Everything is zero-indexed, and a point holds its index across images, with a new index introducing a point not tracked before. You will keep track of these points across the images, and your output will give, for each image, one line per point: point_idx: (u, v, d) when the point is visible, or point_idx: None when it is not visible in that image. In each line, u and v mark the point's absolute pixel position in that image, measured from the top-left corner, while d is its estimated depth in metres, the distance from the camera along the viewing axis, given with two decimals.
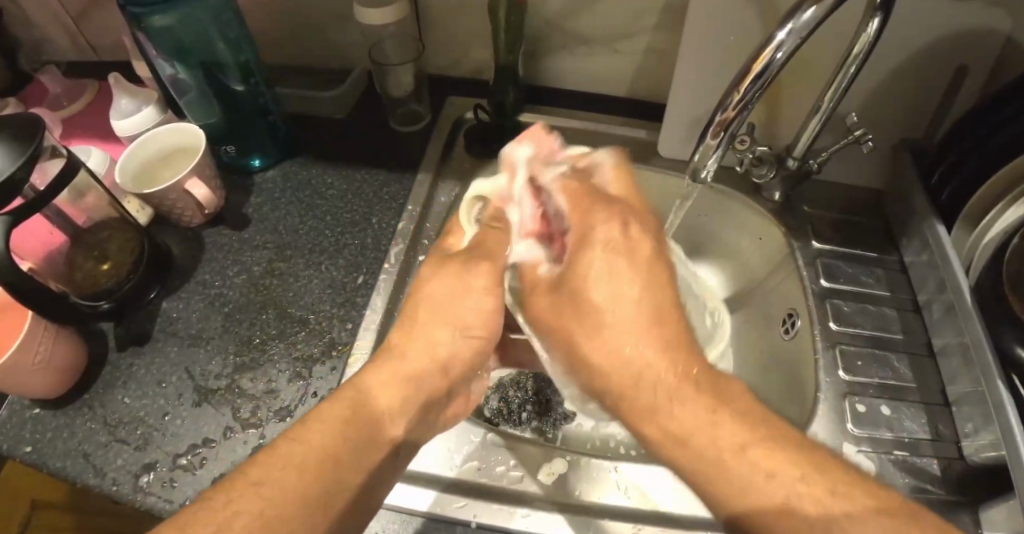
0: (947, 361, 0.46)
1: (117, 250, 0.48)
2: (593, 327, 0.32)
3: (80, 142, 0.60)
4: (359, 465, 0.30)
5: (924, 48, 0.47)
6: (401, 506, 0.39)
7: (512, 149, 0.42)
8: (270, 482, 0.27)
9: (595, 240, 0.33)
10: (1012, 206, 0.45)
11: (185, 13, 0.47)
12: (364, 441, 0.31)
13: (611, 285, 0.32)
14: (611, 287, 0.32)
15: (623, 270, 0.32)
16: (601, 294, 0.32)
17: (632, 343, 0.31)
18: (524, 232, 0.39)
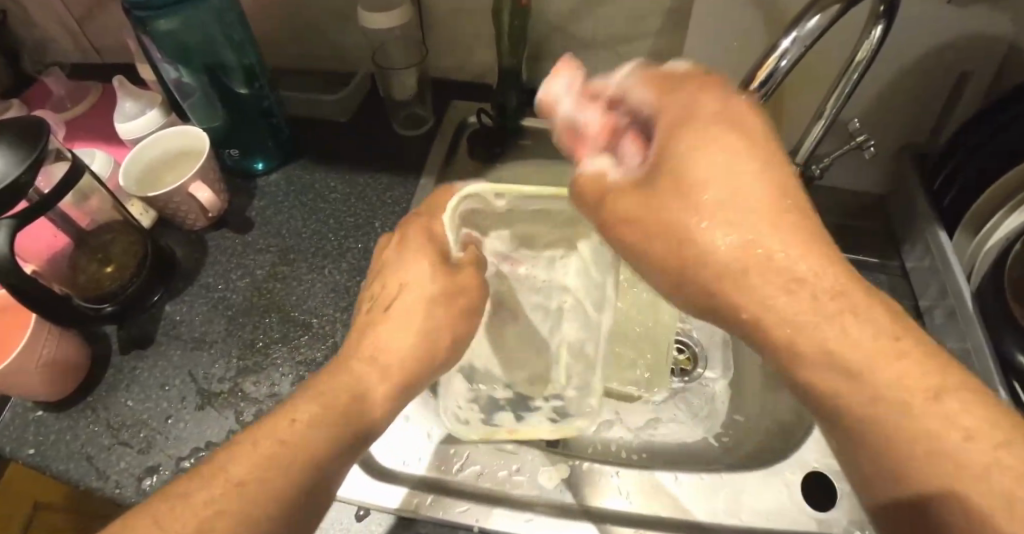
0: None
1: (120, 252, 0.49)
2: (699, 220, 0.25)
3: (83, 144, 0.60)
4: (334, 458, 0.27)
5: (927, 54, 0.47)
6: (393, 507, 0.39)
7: (552, 75, 0.35)
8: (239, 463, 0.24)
9: (701, 114, 0.27)
10: (1013, 213, 0.45)
11: (189, 16, 0.47)
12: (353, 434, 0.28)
13: (722, 161, 0.25)
14: (722, 163, 0.25)
15: (738, 144, 0.25)
16: (713, 175, 0.25)
17: (727, 224, 0.25)
18: (593, 140, 0.32)
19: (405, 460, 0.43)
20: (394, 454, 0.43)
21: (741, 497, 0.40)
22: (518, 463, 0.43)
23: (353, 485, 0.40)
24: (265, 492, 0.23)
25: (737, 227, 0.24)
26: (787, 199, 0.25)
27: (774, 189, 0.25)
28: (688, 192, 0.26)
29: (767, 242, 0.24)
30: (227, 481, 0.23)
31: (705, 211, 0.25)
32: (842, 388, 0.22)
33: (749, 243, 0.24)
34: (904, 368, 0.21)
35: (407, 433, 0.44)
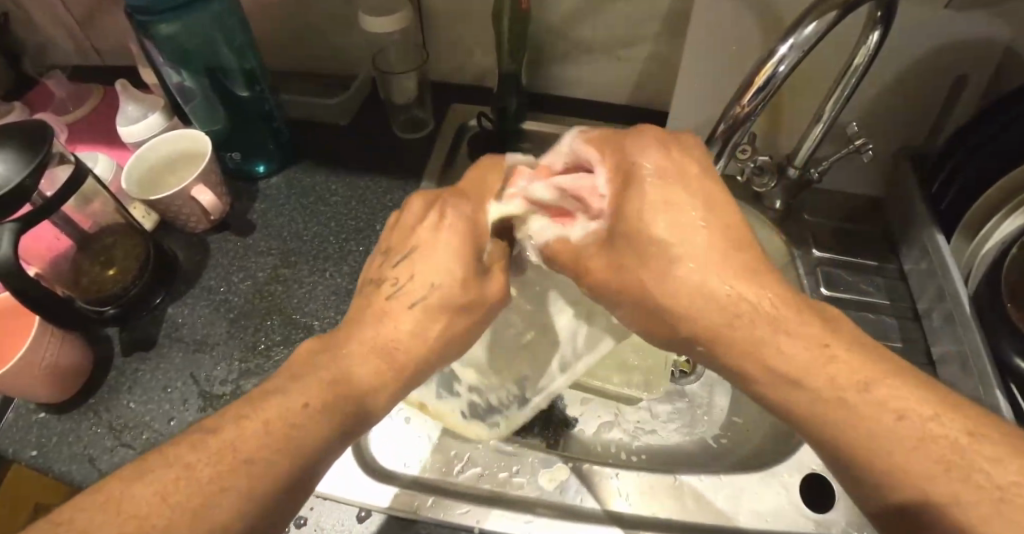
0: (947, 370, 0.47)
1: (122, 255, 0.49)
2: (662, 266, 0.31)
3: (84, 146, 0.61)
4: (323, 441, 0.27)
5: (924, 58, 0.48)
6: (384, 505, 0.40)
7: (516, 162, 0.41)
8: (232, 438, 0.25)
9: (643, 175, 0.32)
10: (1011, 216, 0.46)
11: (190, 20, 0.48)
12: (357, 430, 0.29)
13: (672, 219, 0.31)
14: (673, 215, 0.31)
15: (680, 198, 0.31)
16: (664, 228, 0.31)
17: (689, 270, 0.31)
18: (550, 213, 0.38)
19: (401, 460, 0.43)
20: (396, 456, 0.43)
21: (740, 498, 0.41)
22: (518, 465, 0.43)
23: (355, 487, 0.40)
24: (258, 476, 0.24)
25: (693, 264, 0.30)
26: (733, 236, 0.31)
27: (721, 228, 0.31)
28: (646, 244, 0.32)
29: (714, 282, 0.30)
30: (227, 462, 0.24)
31: (665, 258, 0.31)
32: (809, 412, 0.26)
33: (702, 279, 0.30)
34: (838, 375, 0.26)
35: (409, 435, 0.45)
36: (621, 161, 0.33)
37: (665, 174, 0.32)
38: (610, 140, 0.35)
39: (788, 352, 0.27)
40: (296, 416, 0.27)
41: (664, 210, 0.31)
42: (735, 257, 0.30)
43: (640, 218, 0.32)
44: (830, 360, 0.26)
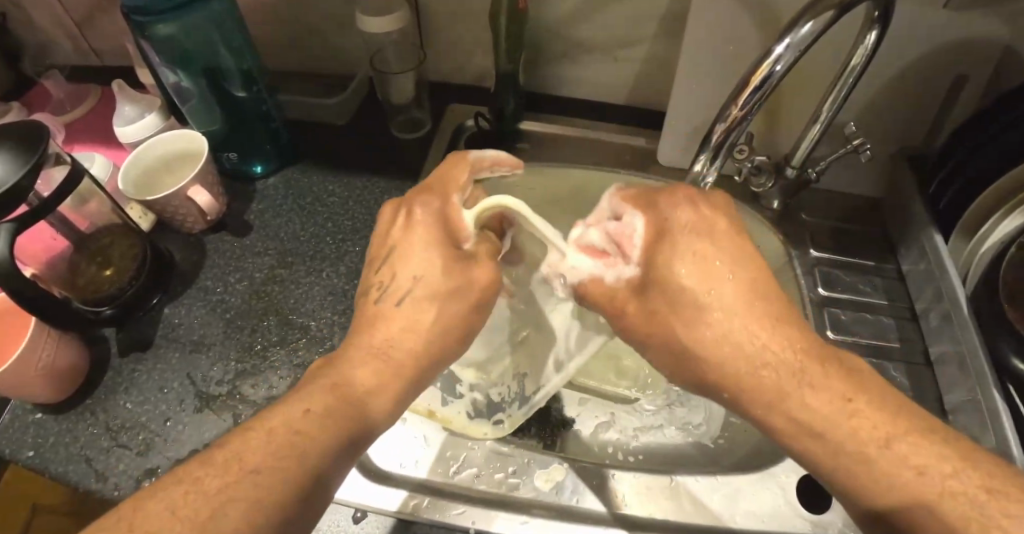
0: (944, 370, 0.47)
1: (119, 256, 0.49)
2: (693, 314, 0.32)
3: (82, 146, 0.61)
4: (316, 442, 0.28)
5: (922, 58, 0.48)
6: (393, 509, 0.40)
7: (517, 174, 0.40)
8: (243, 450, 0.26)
9: (674, 227, 0.34)
10: (1010, 215, 0.46)
11: (187, 21, 0.48)
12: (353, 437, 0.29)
13: (701, 270, 0.32)
14: (701, 265, 0.32)
15: (711, 252, 0.33)
16: (691, 278, 0.32)
17: (723, 322, 0.32)
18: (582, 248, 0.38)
19: (395, 459, 0.43)
20: (391, 456, 0.43)
21: (737, 499, 0.41)
22: (514, 466, 0.43)
23: (350, 487, 0.40)
24: (267, 485, 0.25)
25: (720, 315, 0.32)
26: (759, 291, 0.32)
27: (750, 280, 0.32)
28: (675, 293, 0.33)
29: (742, 334, 0.31)
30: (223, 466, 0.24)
31: (696, 307, 0.32)
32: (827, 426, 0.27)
33: (731, 331, 0.31)
34: (860, 428, 0.26)
35: (404, 435, 0.44)
36: (652, 214, 0.35)
37: (696, 230, 0.33)
38: (644, 194, 0.36)
39: (812, 403, 0.28)
40: (308, 430, 0.27)
41: (695, 265, 0.32)
42: (761, 309, 0.31)
43: (671, 271, 0.33)
44: (852, 413, 0.27)
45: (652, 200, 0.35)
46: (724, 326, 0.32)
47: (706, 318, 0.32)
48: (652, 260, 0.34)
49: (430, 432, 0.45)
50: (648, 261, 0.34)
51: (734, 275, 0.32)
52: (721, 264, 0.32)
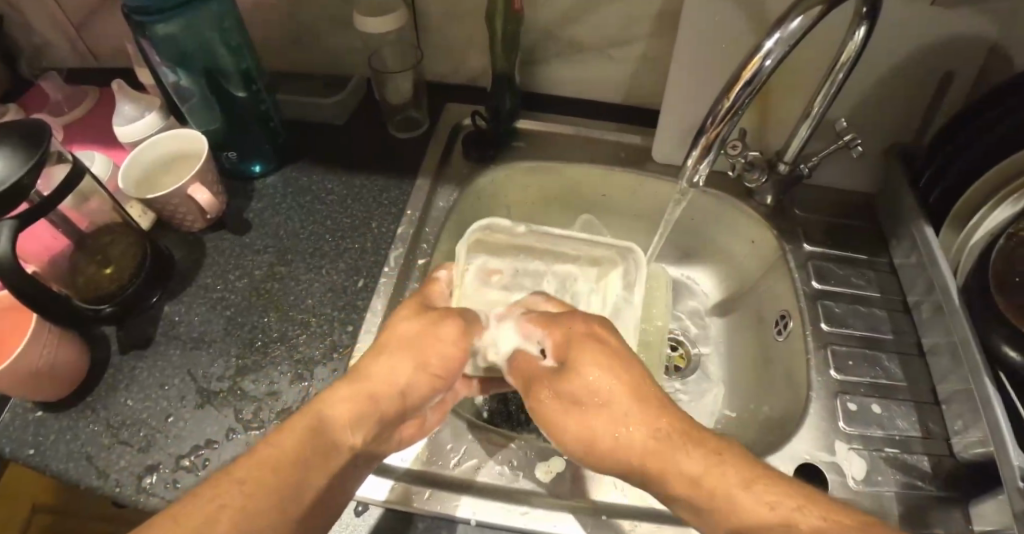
0: (937, 360, 0.48)
1: (119, 255, 0.49)
2: (585, 399, 0.37)
3: (81, 147, 0.61)
4: (311, 476, 0.31)
5: (908, 55, 0.49)
6: (381, 499, 0.40)
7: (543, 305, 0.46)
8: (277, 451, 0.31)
9: (576, 335, 0.40)
10: (1002, 204, 0.46)
11: (186, 21, 0.48)
12: (320, 452, 0.32)
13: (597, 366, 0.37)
14: (599, 371, 0.37)
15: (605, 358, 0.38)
16: (593, 379, 0.37)
17: (630, 412, 0.35)
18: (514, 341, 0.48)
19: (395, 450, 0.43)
20: (400, 451, 0.43)
21: None
22: (515, 459, 0.43)
23: (369, 485, 0.40)
24: (236, 507, 0.28)
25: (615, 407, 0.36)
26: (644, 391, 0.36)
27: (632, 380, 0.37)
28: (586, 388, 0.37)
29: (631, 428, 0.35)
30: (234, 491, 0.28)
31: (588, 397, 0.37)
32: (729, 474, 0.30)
33: (608, 398, 0.36)
34: (728, 478, 0.30)
35: None
36: (565, 321, 0.41)
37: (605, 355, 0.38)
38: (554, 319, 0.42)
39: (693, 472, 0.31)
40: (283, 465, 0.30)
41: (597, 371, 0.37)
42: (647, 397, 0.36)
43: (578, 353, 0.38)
44: (721, 465, 0.31)
45: (568, 316, 0.42)
46: (611, 415, 0.36)
47: (596, 402, 0.37)
48: (565, 341, 0.40)
49: (431, 426, 0.45)
50: (561, 344, 0.40)
51: (625, 374, 0.37)
52: (599, 374, 0.37)
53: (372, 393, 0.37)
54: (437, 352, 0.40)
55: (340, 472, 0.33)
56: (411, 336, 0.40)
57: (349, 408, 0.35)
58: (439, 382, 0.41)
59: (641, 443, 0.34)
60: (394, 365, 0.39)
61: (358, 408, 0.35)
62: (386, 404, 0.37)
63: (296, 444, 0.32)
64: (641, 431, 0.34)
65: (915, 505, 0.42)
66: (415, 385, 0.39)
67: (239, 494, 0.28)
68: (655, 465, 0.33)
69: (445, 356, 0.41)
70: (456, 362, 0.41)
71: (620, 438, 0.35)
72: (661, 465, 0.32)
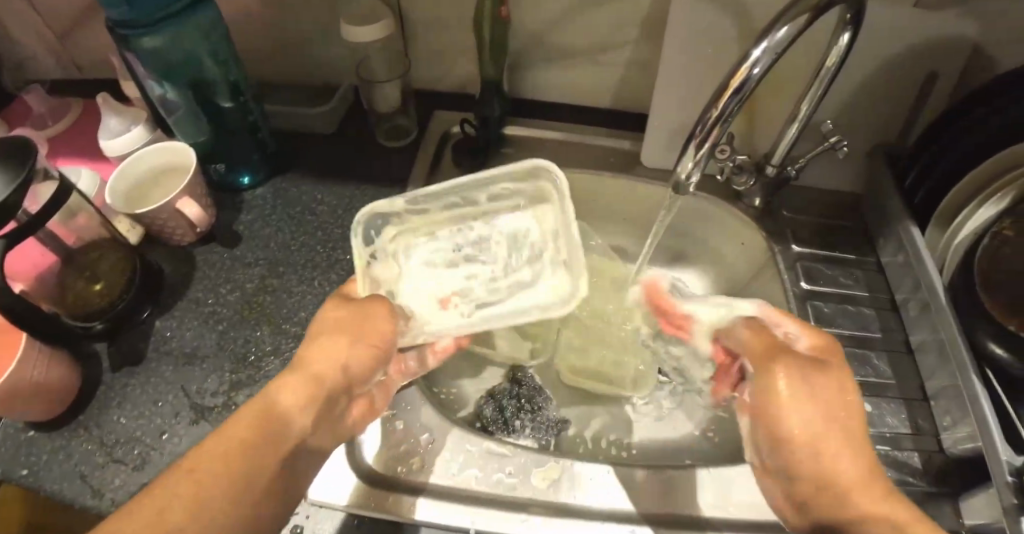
0: (925, 358, 0.49)
1: (108, 271, 0.49)
2: (773, 408, 0.34)
3: (66, 160, 0.60)
4: (258, 470, 0.30)
5: (891, 57, 0.49)
6: (343, 504, 0.40)
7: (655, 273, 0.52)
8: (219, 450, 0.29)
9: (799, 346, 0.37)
10: (985, 204, 0.47)
11: (173, 34, 0.47)
12: (269, 444, 0.31)
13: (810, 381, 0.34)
14: (825, 389, 0.34)
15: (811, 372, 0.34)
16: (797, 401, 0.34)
17: (804, 425, 0.33)
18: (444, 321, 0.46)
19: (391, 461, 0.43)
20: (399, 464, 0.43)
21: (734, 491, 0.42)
22: (513, 467, 0.43)
23: (336, 490, 0.41)
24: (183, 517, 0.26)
25: (795, 418, 0.33)
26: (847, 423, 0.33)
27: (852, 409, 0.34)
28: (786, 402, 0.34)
29: (812, 443, 0.33)
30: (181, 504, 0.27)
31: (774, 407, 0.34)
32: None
33: (816, 416, 0.33)
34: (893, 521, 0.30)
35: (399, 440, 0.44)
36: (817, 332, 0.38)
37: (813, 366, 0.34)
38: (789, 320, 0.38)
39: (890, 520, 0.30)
40: (228, 465, 0.29)
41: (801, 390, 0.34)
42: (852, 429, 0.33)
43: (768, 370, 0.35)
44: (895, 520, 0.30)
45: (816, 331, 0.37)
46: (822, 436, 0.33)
47: (782, 416, 0.34)
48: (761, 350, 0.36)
49: (427, 435, 0.45)
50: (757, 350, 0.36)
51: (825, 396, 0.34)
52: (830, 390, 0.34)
53: (319, 375, 0.35)
54: (372, 330, 0.37)
55: (294, 459, 0.32)
56: (344, 313, 0.38)
57: (292, 393, 0.34)
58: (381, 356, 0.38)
59: (844, 470, 0.32)
60: (330, 345, 0.36)
61: (301, 395, 0.34)
62: (331, 385, 0.35)
63: (236, 441, 0.30)
64: (840, 458, 0.32)
65: None
66: (355, 360, 0.37)
67: (182, 495, 0.27)
68: (852, 495, 0.32)
69: (378, 333, 0.38)
70: (392, 338, 0.39)
71: (829, 463, 0.32)
72: (868, 500, 0.31)
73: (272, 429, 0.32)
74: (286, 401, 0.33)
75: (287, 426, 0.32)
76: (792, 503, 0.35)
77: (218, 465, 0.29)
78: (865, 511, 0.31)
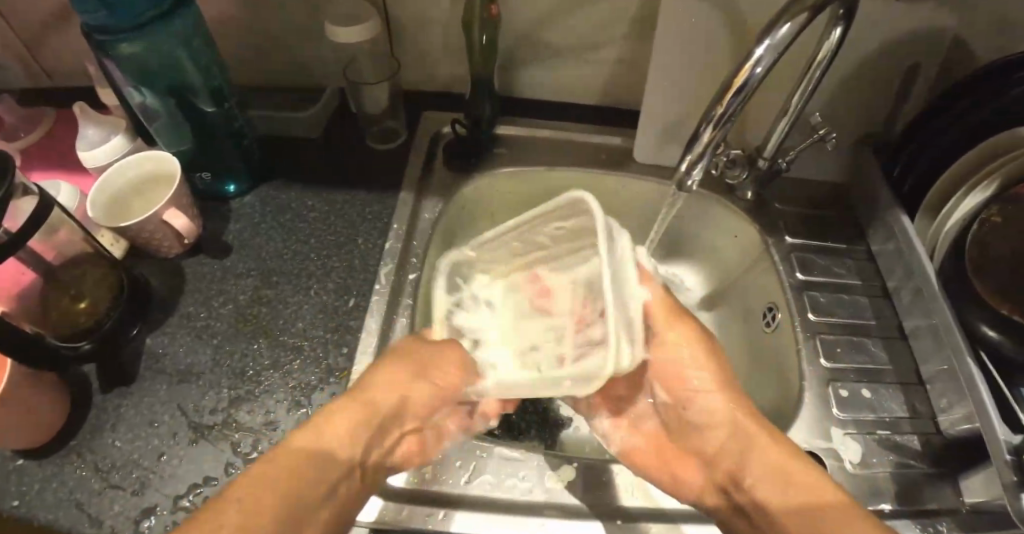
0: (919, 343, 0.50)
1: (93, 287, 0.47)
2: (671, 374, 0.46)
3: (40, 173, 0.57)
4: (311, 491, 0.32)
5: (878, 50, 0.50)
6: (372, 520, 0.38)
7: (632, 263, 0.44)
8: (274, 469, 0.31)
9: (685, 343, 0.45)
10: (973, 191, 0.48)
11: (152, 40, 0.45)
12: (320, 466, 0.33)
13: (697, 362, 0.45)
14: (699, 365, 0.45)
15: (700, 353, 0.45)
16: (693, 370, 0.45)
17: (714, 396, 0.44)
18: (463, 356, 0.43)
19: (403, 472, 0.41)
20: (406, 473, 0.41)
21: None
22: (525, 470, 0.42)
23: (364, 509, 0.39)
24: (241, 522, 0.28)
25: (710, 394, 0.44)
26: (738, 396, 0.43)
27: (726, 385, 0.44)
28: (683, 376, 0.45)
29: (707, 398, 0.44)
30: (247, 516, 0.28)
31: (679, 377, 0.45)
32: (792, 485, 0.36)
33: (693, 381, 0.45)
34: (773, 465, 0.38)
35: None
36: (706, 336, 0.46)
37: (699, 339, 0.45)
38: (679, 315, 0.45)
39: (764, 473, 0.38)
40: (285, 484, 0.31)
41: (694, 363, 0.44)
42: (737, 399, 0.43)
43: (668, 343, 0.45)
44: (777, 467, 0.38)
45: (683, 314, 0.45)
46: (709, 401, 0.44)
47: (684, 381, 0.45)
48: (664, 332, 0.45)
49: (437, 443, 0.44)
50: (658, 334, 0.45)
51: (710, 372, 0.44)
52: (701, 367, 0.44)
53: (370, 405, 0.38)
54: (438, 370, 0.41)
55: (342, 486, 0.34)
56: (403, 351, 0.41)
57: (341, 420, 0.36)
58: (437, 398, 0.41)
59: (712, 415, 0.43)
60: (393, 381, 0.40)
61: (359, 417, 0.37)
62: (379, 413, 0.38)
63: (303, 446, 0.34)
64: (718, 420, 0.43)
65: (907, 483, 0.44)
66: (417, 395, 0.40)
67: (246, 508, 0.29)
68: (723, 447, 0.42)
69: (442, 381, 0.41)
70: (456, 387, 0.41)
71: (699, 413, 0.44)
72: (743, 453, 0.40)
73: (319, 451, 0.34)
74: (335, 429, 0.36)
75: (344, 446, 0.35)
76: (700, 458, 0.44)
77: (271, 481, 0.31)
78: (724, 447, 0.42)
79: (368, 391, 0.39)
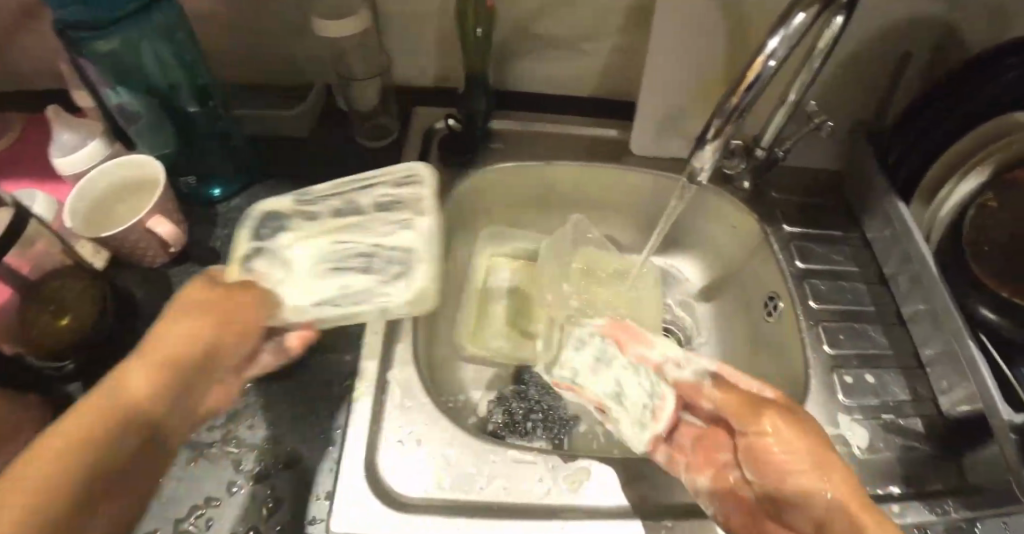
0: (918, 327, 0.51)
1: (76, 301, 0.44)
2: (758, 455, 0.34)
3: (10, 182, 0.54)
4: (101, 457, 0.23)
5: (872, 37, 0.50)
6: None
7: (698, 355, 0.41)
8: (61, 437, 0.22)
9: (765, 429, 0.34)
10: (965, 178, 0.49)
11: (132, 39, 0.43)
12: (120, 430, 0.24)
13: (779, 435, 0.33)
14: (788, 447, 0.33)
15: (789, 432, 0.33)
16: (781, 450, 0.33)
17: (784, 449, 0.33)
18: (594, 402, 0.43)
19: (413, 484, 0.39)
20: (418, 479, 0.40)
21: None
22: (539, 473, 0.41)
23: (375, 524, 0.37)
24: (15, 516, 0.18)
25: (773, 442, 0.33)
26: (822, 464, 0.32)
27: (810, 447, 0.32)
28: (765, 455, 0.34)
29: (800, 478, 0.32)
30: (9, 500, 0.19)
31: (762, 450, 0.34)
32: None
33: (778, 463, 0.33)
34: None
35: (415, 459, 0.41)
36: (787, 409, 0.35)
37: (789, 423, 0.34)
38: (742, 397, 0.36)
39: None
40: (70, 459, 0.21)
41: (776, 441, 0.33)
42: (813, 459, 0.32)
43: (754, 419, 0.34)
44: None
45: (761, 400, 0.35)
46: (799, 484, 0.32)
47: (763, 447, 0.34)
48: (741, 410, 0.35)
49: (448, 451, 0.42)
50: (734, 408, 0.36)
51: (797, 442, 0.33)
52: (776, 433, 0.33)
53: (175, 357, 0.29)
54: (241, 314, 0.33)
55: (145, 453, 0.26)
56: (202, 302, 0.32)
57: (147, 372, 0.27)
58: (248, 347, 0.34)
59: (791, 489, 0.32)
60: (195, 322, 0.31)
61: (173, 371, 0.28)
62: (189, 364, 0.29)
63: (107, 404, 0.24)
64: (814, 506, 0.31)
65: (913, 465, 0.45)
66: (229, 343, 0.32)
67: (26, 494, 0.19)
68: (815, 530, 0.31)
69: (236, 325, 0.33)
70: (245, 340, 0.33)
71: (783, 494, 0.33)
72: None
73: (125, 406, 0.25)
74: (133, 382, 0.26)
75: (148, 409, 0.26)
76: None
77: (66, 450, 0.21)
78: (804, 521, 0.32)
79: (166, 342, 0.29)
